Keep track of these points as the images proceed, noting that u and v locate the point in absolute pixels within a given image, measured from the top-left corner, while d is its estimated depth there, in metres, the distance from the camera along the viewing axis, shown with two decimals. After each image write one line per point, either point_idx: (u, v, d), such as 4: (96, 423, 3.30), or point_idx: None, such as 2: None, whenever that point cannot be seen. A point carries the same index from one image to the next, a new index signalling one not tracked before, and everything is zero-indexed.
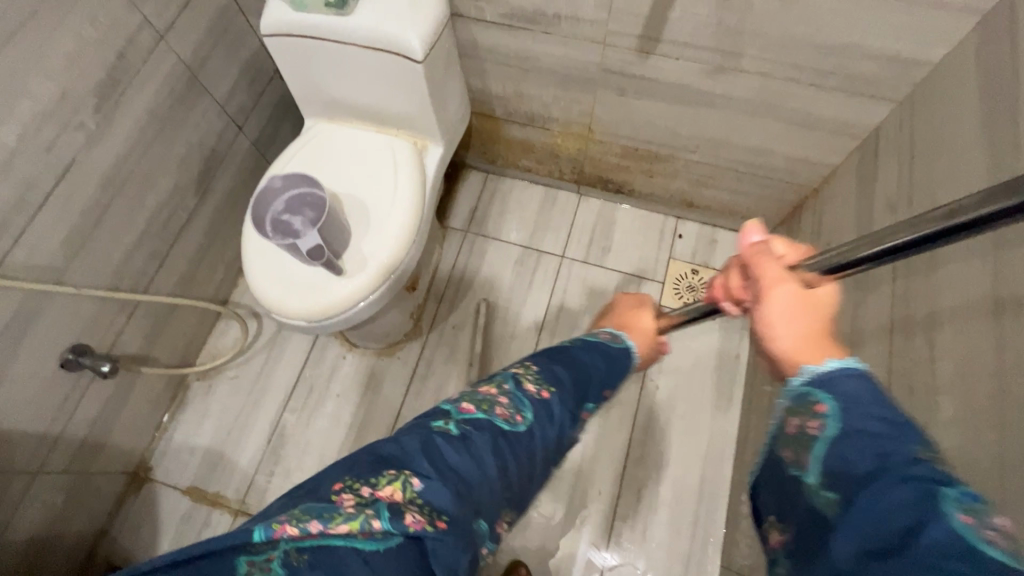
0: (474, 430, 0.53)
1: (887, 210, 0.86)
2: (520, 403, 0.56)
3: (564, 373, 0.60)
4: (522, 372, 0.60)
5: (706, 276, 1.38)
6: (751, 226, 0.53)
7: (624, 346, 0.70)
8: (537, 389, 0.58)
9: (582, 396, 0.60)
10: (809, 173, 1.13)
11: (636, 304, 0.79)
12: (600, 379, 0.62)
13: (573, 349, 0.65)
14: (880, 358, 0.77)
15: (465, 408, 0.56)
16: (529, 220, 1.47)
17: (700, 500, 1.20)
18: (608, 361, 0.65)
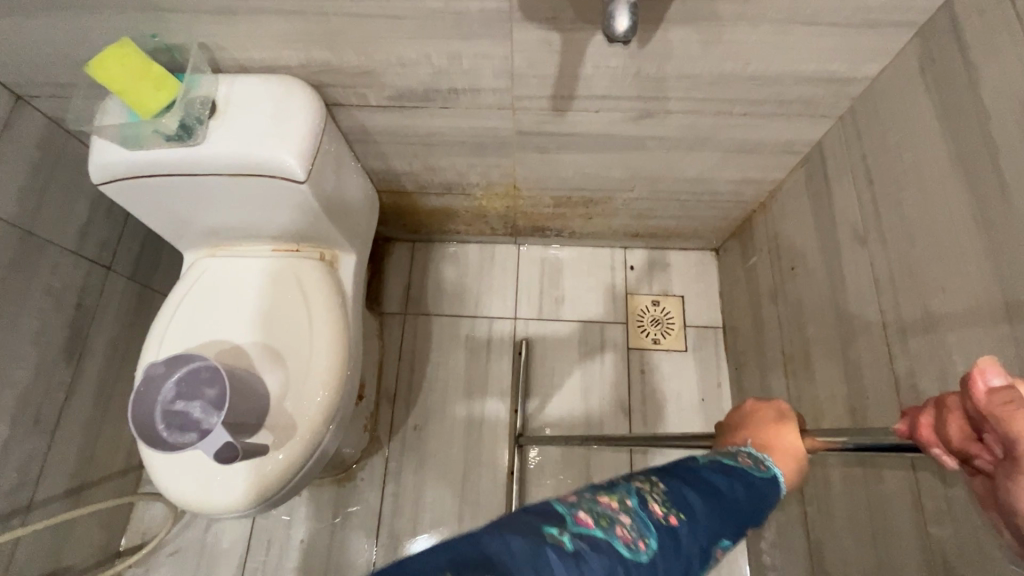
0: (597, 553, 0.33)
1: (856, 238, 0.80)
2: (647, 527, 0.36)
3: (695, 500, 0.38)
4: (644, 484, 0.39)
5: (668, 306, 1.30)
6: (988, 365, 0.33)
7: (775, 476, 0.44)
8: (664, 512, 0.37)
9: (718, 536, 0.38)
10: (754, 191, 1.06)
11: (780, 415, 0.49)
12: (740, 519, 0.40)
13: (699, 465, 0.42)
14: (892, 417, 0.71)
15: (578, 518, 0.35)
16: (471, 286, 1.33)
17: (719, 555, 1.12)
18: (753, 494, 0.41)
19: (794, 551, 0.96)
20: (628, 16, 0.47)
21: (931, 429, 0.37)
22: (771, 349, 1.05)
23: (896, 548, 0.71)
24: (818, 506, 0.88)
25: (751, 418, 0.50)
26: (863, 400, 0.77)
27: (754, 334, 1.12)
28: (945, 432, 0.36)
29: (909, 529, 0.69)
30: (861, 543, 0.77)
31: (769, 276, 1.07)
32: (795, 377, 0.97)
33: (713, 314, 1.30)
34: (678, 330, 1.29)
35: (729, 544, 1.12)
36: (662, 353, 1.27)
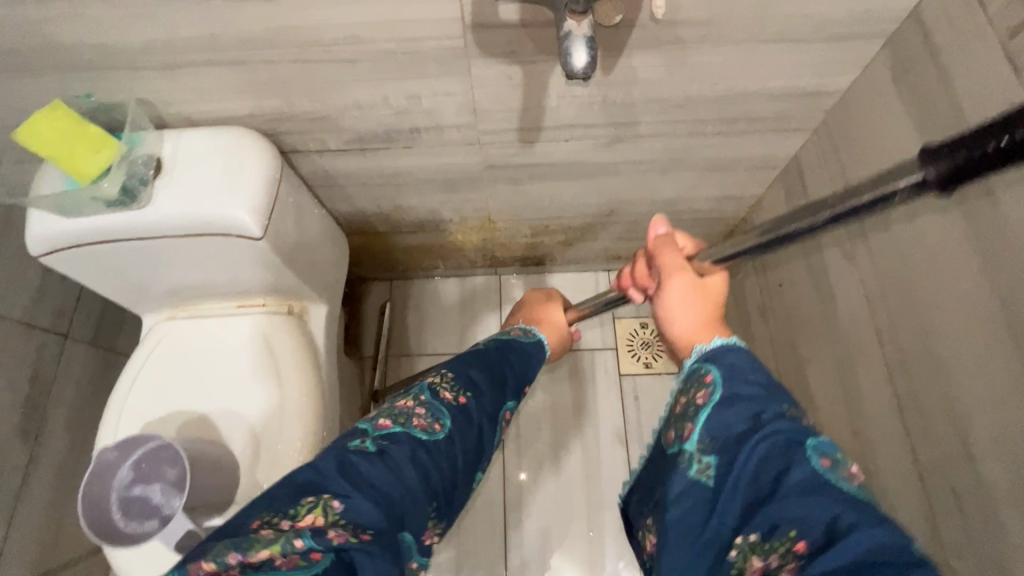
0: (394, 444, 0.49)
1: (844, 254, 0.77)
2: (438, 411, 0.53)
3: (479, 377, 0.57)
4: (438, 381, 0.56)
5: (657, 327, 1.26)
6: (659, 219, 0.64)
7: (537, 339, 0.70)
8: (455, 396, 0.55)
9: (499, 400, 0.58)
10: (734, 206, 1.03)
11: (545, 298, 0.84)
12: (514, 378, 0.61)
13: (485, 351, 0.62)
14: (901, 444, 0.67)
15: (381, 424, 0.51)
16: (453, 321, 1.28)
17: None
18: (526, 359, 0.65)
19: None
20: (586, 50, 0.43)
21: (636, 271, 0.69)
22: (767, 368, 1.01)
23: None
24: None
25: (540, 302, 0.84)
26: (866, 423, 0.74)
27: None
28: (647, 267, 0.67)
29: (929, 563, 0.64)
30: None
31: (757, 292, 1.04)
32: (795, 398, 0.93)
33: None
34: (669, 353, 1.24)
35: None
36: (654, 378, 1.23)
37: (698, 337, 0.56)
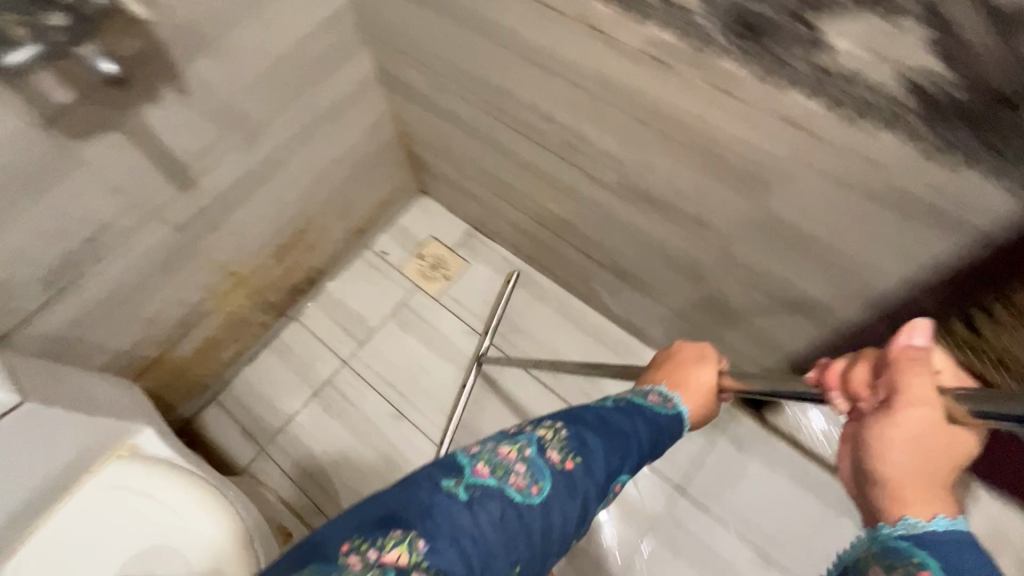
0: (486, 498, 0.46)
1: (440, 92, 1.04)
2: (541, 472, 0.49)
3: (598, 442, 0.52)
4: (546, 432, 0.52)
5: (431, 249, 1.49)
6: (921, 326, 0.44)
7: (678, 412, 0.60)
8: (561, 457, 0.50)
9: (614, 468, 0.52)
10: (385, 128, 1.28)
11: (699, 358, 0.66)
12: (641, 452, 0.54)
13: (602, 406, 0.56)
14: (547, 156, 0.95)
15: (477, 470, 0.49)
16: (290, 376, 1.35)
17: (615, 348, 1.33)
18: (655, 432, 0.57)
19: (623, 291, 1.19)
20: (108, 61, 0.60)
21: (834, 373, 0.50)
22: (495, 202, 1.29)
23: (620, 221, 0.95)
24: (594, 250, 1.12)
25: (701, 356, 0.67)
26: (534, 167, 1.02)
27: (485, 207, 1.35)
28: (874, 380, 0.44)
29: (612, 205, 0.93)
30: (617, 241, 1.02)
31: (449, 166, 1.31)
32: (517, 202, 1.20)
33: (460, 227, 1.51)
34: (452, 256, 1.48)
35: (605, 334, 1.34)
36: (458, 280, 1.45)
37: (914, 501, 0.38)
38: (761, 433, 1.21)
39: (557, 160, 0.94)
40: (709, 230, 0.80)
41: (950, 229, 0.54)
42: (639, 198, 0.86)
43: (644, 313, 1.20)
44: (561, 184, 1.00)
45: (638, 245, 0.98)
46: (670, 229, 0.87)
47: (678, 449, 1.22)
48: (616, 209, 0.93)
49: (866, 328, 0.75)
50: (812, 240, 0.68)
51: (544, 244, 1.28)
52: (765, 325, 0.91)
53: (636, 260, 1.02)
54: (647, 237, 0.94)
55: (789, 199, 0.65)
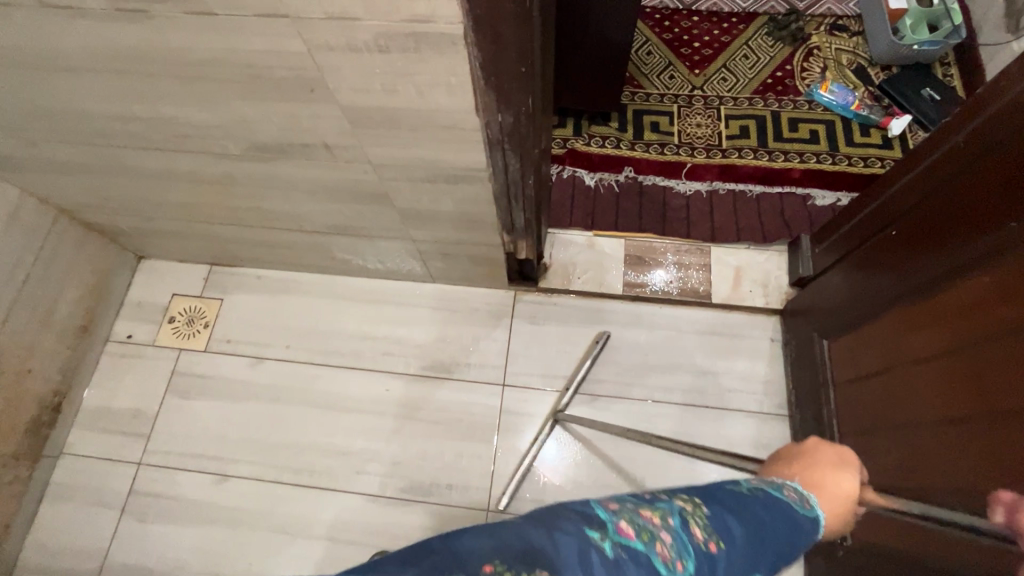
0: (633, 564, 0.39)
1: (36, 147, 0.93)
2: (683, 549, 0.42)
3: (742, 531, 0.46)
4: (690, 507, 0.46)
5: (177, 307, 1.37)
6: None
7: (816, 517, 0.53)
8: (706, 538, 0.44)
9: (749, 568, 0.45)
10: (31, 212, 1.12)
11: (838, 460, 0.61)
12: (778, 554, 0.48)
13: (761, 495, 0.51)
14: (175, 156, 0.90)
15: (621, 527, 0.42)
16: (85, 511, 1.19)
17: (396, 300, 1.34)
18: (790, 527, 0.50)
19: (359, 246, 1.19)
20: None
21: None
22: (198, 228, 1.21)
23: (284, 182, 0.94)
24: (301, 222, 1.10)
25: (838, 465, 0.61)
26: (180, 174, 0.96)
27: (198, 238, 1.26)
28: None
29: (262, 171, 0.91)
30: (302, 202, 1.00)
31: (129, 216, 1.19)
32: (211, 217, 1.13)
33: (199, 270, 1.40)
34: (202, 302, 1.37)
35: (381, 293, 1.34)
36: (220, 321, 1.35)
37: None
38: (544, 301, 1.31)
39: (184, 155, 0.89)
40: (336, 149, 0.82)
41: (440, 50, 0.60)
42: (268, 152, 0.84)
43: (389, 255, 1.21)
44: (213, 176, 0.95)
45: (318, 195, 0.97)
46: (317, 168, 0.88)
47: (487, 353, 1.28)
48: (268, 173, 0.91)
49: (501, 167, 0.82)
50: (393, 113, 0.71)
51: (271, 242, 1.24)
52: (455, 209, 0.96)
53: (331, 209, 1.02)
54: (315, 185, 0.93)
55: (343, 86, 0.67)
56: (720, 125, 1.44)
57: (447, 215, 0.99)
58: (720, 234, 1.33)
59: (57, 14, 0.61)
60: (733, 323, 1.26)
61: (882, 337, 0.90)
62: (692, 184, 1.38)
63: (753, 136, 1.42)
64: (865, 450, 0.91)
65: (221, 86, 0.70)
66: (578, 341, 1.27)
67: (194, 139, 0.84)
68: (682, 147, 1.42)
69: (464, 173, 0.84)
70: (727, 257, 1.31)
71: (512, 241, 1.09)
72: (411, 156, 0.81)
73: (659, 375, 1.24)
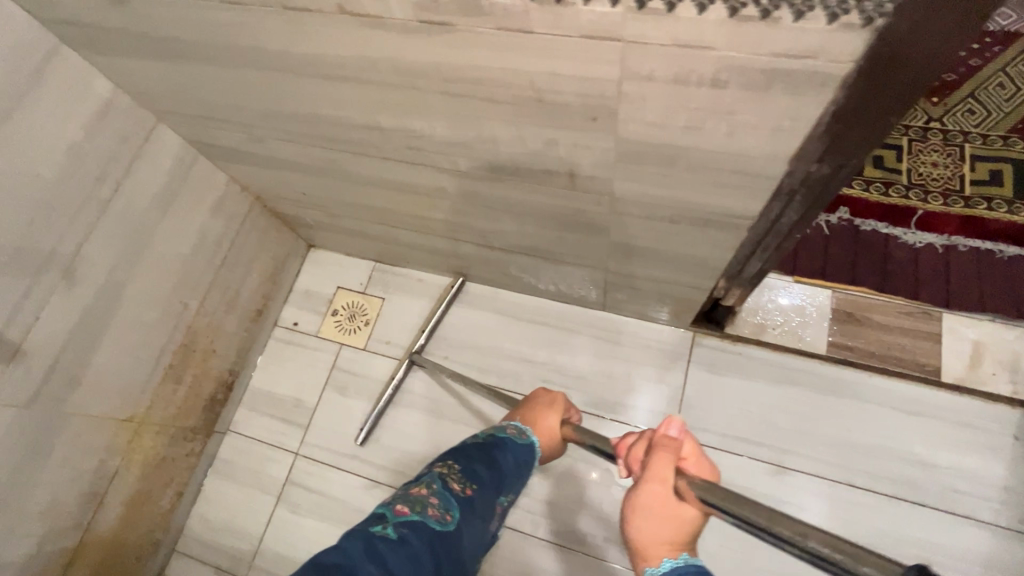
0: (411, 531, 0.57)
1: (260, 143, 0.92)
2: (447, 504, 0.62)
3: (486, 473, 0.67)
4: (446, 471, 0.65)
5: (340, 300, 1.37)
6: (674, 421, 0.57)
7: (531, 441, 0.74)
8: (462, 486, 0.64)
9: (495, 495, 0.67)
10: (233, 200, 1.15)
11: (549, 402, 0.79)
12: (515, 479, 0.71)
13: (494, 441, 0.72)
14: (395, 167, 0.85)
15: (397, 511, 0.59)
16: (245, 491, 1.22)
17: (560, 324, 1.25)
18: (524, 462, 0.72)
19: (539, 266, 1.11)
20: None
21: (626, 445, 0.62)
22: (378, 229, 1.18)
23: (497, 202, 0.87)
24: (491, 239, 1.03)
25: (550, 404, 0.79)
26: (389, 183, 0.92)
27: (373, 237, 1.25)
28: (637, 455, 0.58)
29: (482, 190, 0.84)
30: (505, 222, 0.93)
31: (316, 211, 1.19)
32: (398, 222, 1.10)
33: (362, 266, 1.40)
34: (364, 299, 1.36)
35: (545, 314, 1.27)
36: (379, 321, 1.34)
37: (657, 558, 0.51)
38: (727, 348, 1.17)
39: (405, 167, 0.84)
40: (580, 179, 0.73)
41: (797, 91, 0.48)
42: (502, 174, 0.77)
43: (568, 279, 1.13)
44: (423, 188, 0.90)
45: (526, 219, 0.90)
46: (546, 195, 0.79)
47: (657, 398, 1.17)
48: (487, 192, 0.84)
49: (772, 217, 0.69)
50: (678, 151, 0.61)
51: (445, 251, 1.19)
52: (680, 250, 0.85)
53: (533, 232, 0.94)
54: (530, 209, 0.86)
55: (637, 118, 0.57)
56: (962, 167, 1.21)
57: (663, 254, 0.88)
58: (956, 300, 1.11)
59: (350, 23, 0.56)
60: (966, 410, 1.05)
61: None
62: (923, 235, 1.17)
63: (1006, 184, 1.18)
64: None
65: (491, 106, 0.62)
66: (766, 400, 1.12)
67: (425, 154, 0.78)
68: (912, 190, 1.21)
69: (722, 217, 0.72)
70: (964, 327, 1.09)
71: (726, 287, 0.96)
72: (667, 196, 0.71)
73: (864, 456, 1.06)
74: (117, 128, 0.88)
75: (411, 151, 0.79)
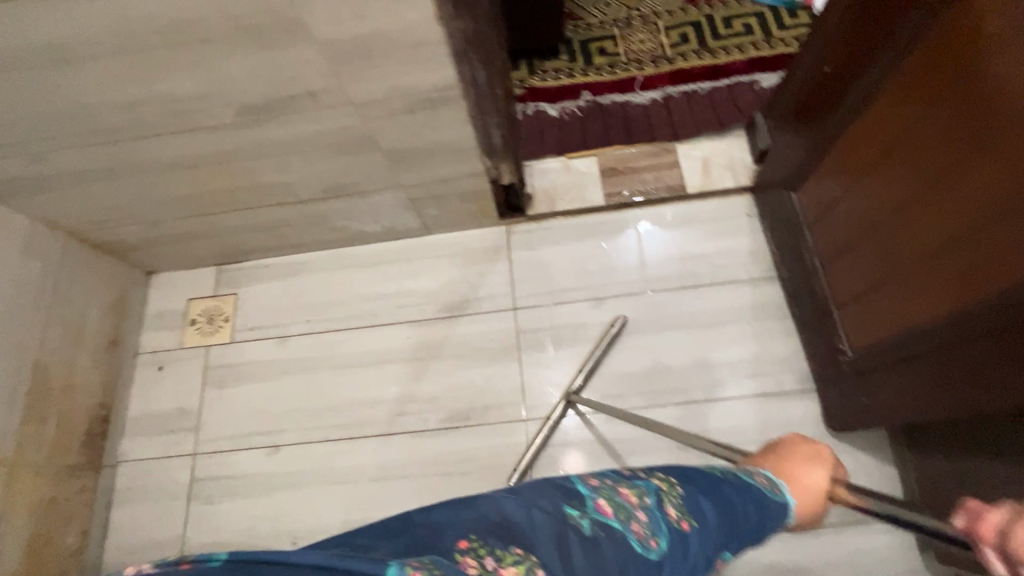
0: (607, 535, 0.47)
1: (43, 162, 1.00)
2: (659, 528, 0.51)
3: (711, 515, 0.54)
4: (669, 497, 0.54)
5: (195, 309, 1.44)
6: None
7: (785, 499, 0.63)
8: (677, 518, 0.52)
9: (716, 543, 0.54)
10: (44, 237, 1.19)
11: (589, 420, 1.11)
12: (741, 540, 0.57)
13: (730, 479, 0.61)
14: (174, 141, 0.97)
15: (601, 507, 0.50)
16: (153, 505, 1.26)
17: (399, 257, 1.42)
18: (761, 510, 0.60)
19: (353, 207, 1.27)
20: None
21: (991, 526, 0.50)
22: (202, 224, 1.28)
23: (277, 147, 1.02)
24: (298, 191, 1.18)
25: (816, 454, 0.71)
26: (180, 163, 1.04)
27: (202, 236, 1.33)
28: None
29: (257, 138, 0.98)
30: (296, 166, 1.08)
31: (135, 226, 1.26)
32: (213, 206, 1.21)
33: (207, 273, 1.47)
34: (216, 300, 1.44)
35: (383, 254, 1.42)
36: (238, 313, 1.42)
37: None
38: (534, 228, 1.40)
39: (183, 138, 0.97)
40: (319, 95, 0.90)
41: None
42: (262, 114, 0.93)
43: (383, 211, 1.30)
44: (211, 156, 1.03)
45: (309, 155, 1.05)
46: (306, 122, 0.95)
47: (492, 285, 1.37)
48: (263, 139, 0.99)
49: (470, 80, 0.91)
50: (363, 40, 0.80)
51: (272, 224, 1.31)
52: (436, 139, 1.04)
53: (324, 168, 1.10)
54: (304, 144, 1.01)
55: (318, 21, 0.76)
56: (660, 37, 1.54)
57: (428, 149, 1.07)
58: (681, 132, 1.42)
59: None
60: (712, 209, 1.36)
61: (860, 202, 0.98)
62: (646, 94, 1.47)
63: (692, 40, 1.52)
64: (870, 311, 0.99)
65: (209, 46, 0.78)
66: (573, 256, 1.36)
67: (191, 117, 0.92)
68: (631, 64, 1.51)
69: (438, 93, 0.92)
70: (692, 150, 1.40)
71: (494, 167, 1.17)
72: (388, 87, 0.90)
73: (653, 267, 1.33)
74: None
75: (177, 118, 0.92)
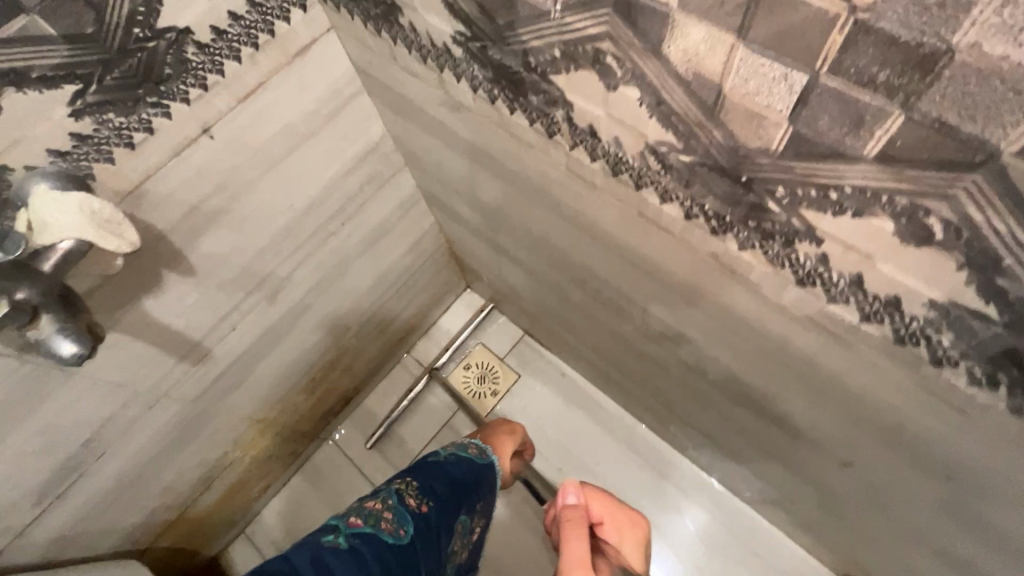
0: (362, 543, 0.58)
1: (493, 230, 0.86)
2: (401, 519, 0.62)
3: (444, 489, 0.67)
4: (403, 487, 0.66)
5: (476, 358, 1.30)
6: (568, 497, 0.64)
7: (490, 461, 0.75)
8: (416, 501, 0.64)
9: (452, 515, 0.66)
10: (428, 240, 1.11)
11: (509, 429, 0.85)
12: (470, 495, 0.70)
13: (446, 458, 0.72)
14: (629, 326, 0.76)
15: (352, 522, 0.61)
16: (323, 507, 1.21)
17: (695, 494, 1.12)
18: (477, 482, 0.72)
19: (705, 446, 0.99)
20: (66, 340, 0.52)
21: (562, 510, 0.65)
22: (552, 326, 1.10)
23: (722, 409, 0.75)
24: (676, 407, 0.92)
25: (508, 431, 0.84)
26: (606, 324, 0.83)
27: (538, 322, 1.17)
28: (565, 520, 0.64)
29: (717, 397, 0.72)
30: (712, 416, 0.81)
31: (498, 279, 1.12)
32: (581, 337, 1.01)
33: (510, 331, 1.31)
34: (499, 366, 1.28)
35: (681, 473, 1.14)
36: (507, 396, 1.26)
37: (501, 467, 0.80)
38: None
39: (642, 335, 0.74)
40: (858, 472, 0.59)
41: None
42: (762, 413, 0.65)
43: (727, 470, 1.01)
44: (644, 350, 0.79)
45: (743, 432, 0.77)
46: (797, 447, 0.66)
47: None
48: (721, 401, 0.72)
49: None
50: None
51: (608, 375, 1.08)
52: (920, 564, 0.69)
53: (737, 438, 0.81)
54: (757, 435, 0.73)
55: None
56: None
57: (892, 550, 0.72)
58: None
59: (722, 272, 0.46)
60: None
61: None
62: None
63: None
64: None
65: (815, 390, 0.51)
66: None
67: (680, 348, 0.68)
68: None
69: None
70: None
71: None
72: (967, 550, 0.56)
73: None
74: (369, 170, 0.85)
75: (665, 337, 0.68)
